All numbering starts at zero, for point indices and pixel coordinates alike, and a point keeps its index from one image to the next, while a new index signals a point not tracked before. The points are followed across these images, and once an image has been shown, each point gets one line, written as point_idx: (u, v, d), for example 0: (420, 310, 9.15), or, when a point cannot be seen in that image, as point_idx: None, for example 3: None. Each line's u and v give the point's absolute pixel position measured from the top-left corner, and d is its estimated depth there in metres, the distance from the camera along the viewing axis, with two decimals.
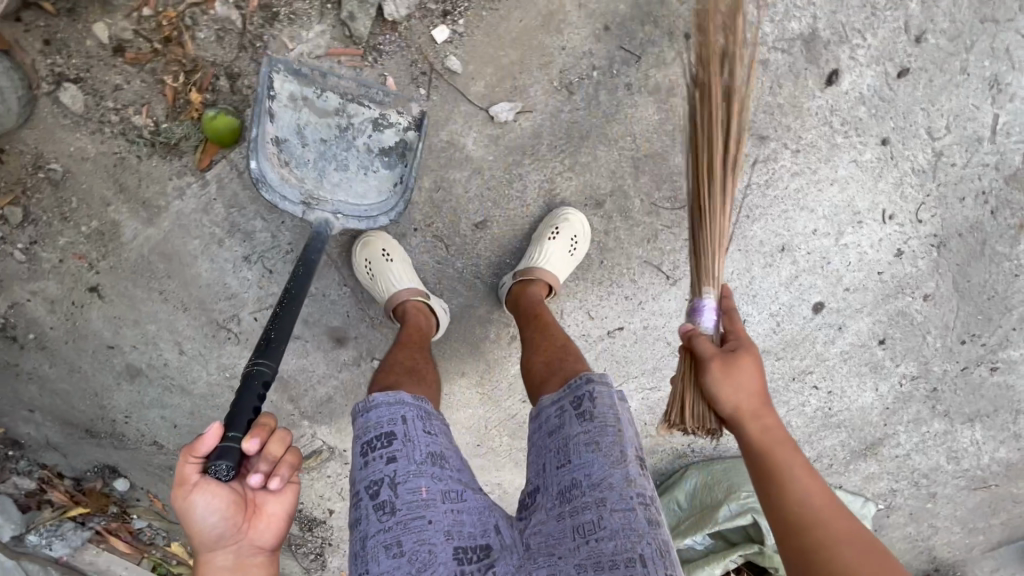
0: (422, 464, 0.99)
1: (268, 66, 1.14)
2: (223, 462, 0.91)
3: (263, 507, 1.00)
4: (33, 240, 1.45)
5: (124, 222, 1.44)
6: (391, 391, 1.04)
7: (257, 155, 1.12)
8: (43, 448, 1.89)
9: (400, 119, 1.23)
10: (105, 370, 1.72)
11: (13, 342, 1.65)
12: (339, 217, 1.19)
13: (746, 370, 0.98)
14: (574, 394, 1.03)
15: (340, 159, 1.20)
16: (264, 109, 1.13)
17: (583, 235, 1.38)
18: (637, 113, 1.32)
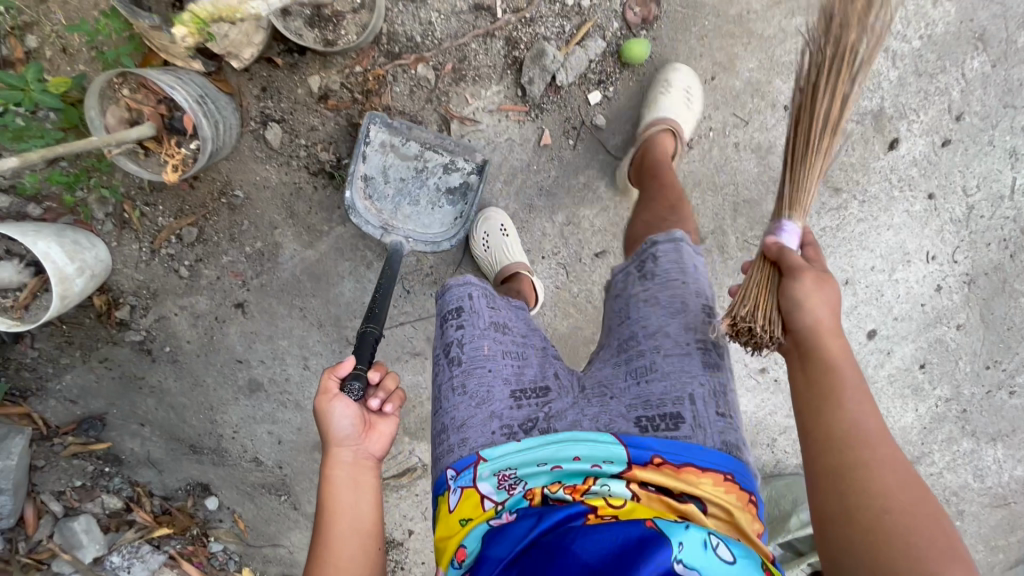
0: (484, 330, 1.11)
1: (368, 120, 1.38)
2: (356, 379, 1.04)
3: (379, 426, 1.06)
4: (199, 258, 1.60)
5: (285, 245, 1.61)
6: (461, 277, 1.15)
7: (349, 187, 1.39)
8: (140, 464, 1.92)
9: (466, 164, 1.43)
10: (227, 384, 1.82)
11: (147, 355, 1.75)
12: (410, 241, 1.41)
13: (830, 291, 0.95)
14: (639, 258, 1.16)
15: (415, 196, 1.44)
16: (358, 154, 1.38)
17: (693, 84, 1.48)
18: (739, 167, 1.61)
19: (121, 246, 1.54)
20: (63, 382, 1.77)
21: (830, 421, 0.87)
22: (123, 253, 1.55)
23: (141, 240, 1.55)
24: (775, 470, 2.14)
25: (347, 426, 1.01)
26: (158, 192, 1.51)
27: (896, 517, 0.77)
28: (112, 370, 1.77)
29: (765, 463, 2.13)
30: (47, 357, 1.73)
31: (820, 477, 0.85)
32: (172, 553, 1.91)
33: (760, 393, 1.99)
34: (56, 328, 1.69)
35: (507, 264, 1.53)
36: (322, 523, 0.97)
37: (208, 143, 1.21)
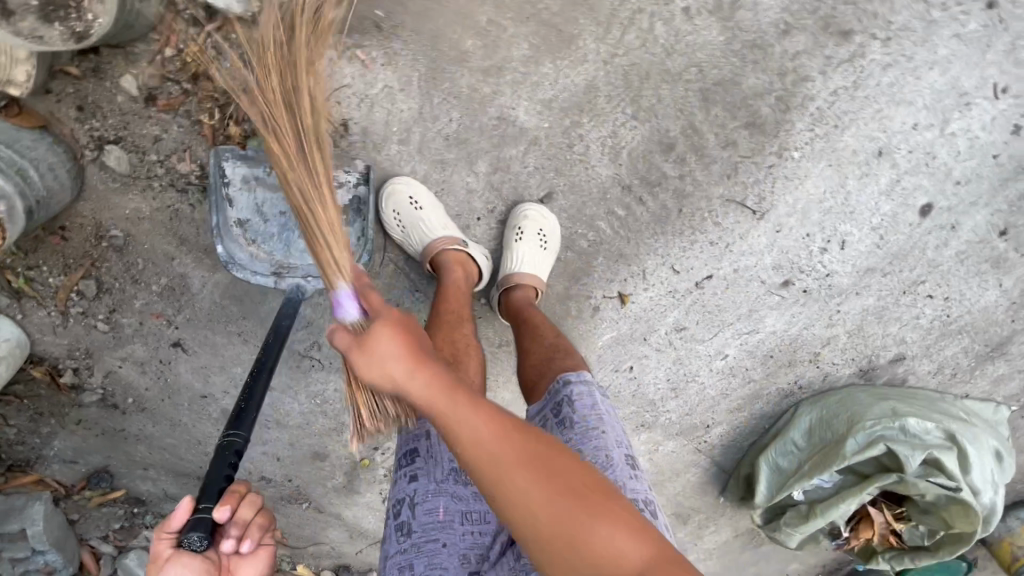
0: (441, 484, 1.15)
1: (217, 155, 1.16)
2: (196, 532, 0.94)
3: (239, 570, 1.04)
4: (112, 308, 1.45)
5: (192, 273, 1.42)
6: (420, 409, 1.21)
7: (222, 241, 1.17)
8: (163, 499, 1.98)
9: (349, 175, 1.18)
10: (204, 419, 1.74)
11: (115, 409, 1.69)
12: (309, 279, 1.19)
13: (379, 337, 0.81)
14: (557, 400, 1.13)
15: (303, 226, 1.20)
16: (219, 199, 1.16)
17: (548, 227, 1.32)
18: (699, 40, 1.21)
19: (29, 316, 1.42)
20: (54, 447, 1.77)
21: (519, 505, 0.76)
22: (34, 323, 1.43)
23: (45, 305, 1.41)
24: (825, 385, 1.85)
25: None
26: (35, 252, 1.34)
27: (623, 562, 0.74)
28: (92, 428, 1.74)
29: (810, 380, 1.84)
30: (28, 430, 1.71)
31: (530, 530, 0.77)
32: None
33: (788, 309, 1.64)
34: (18, 403, 1.65)
35: (430, 242, 1.27)
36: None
37: (19, 217, 1.03)
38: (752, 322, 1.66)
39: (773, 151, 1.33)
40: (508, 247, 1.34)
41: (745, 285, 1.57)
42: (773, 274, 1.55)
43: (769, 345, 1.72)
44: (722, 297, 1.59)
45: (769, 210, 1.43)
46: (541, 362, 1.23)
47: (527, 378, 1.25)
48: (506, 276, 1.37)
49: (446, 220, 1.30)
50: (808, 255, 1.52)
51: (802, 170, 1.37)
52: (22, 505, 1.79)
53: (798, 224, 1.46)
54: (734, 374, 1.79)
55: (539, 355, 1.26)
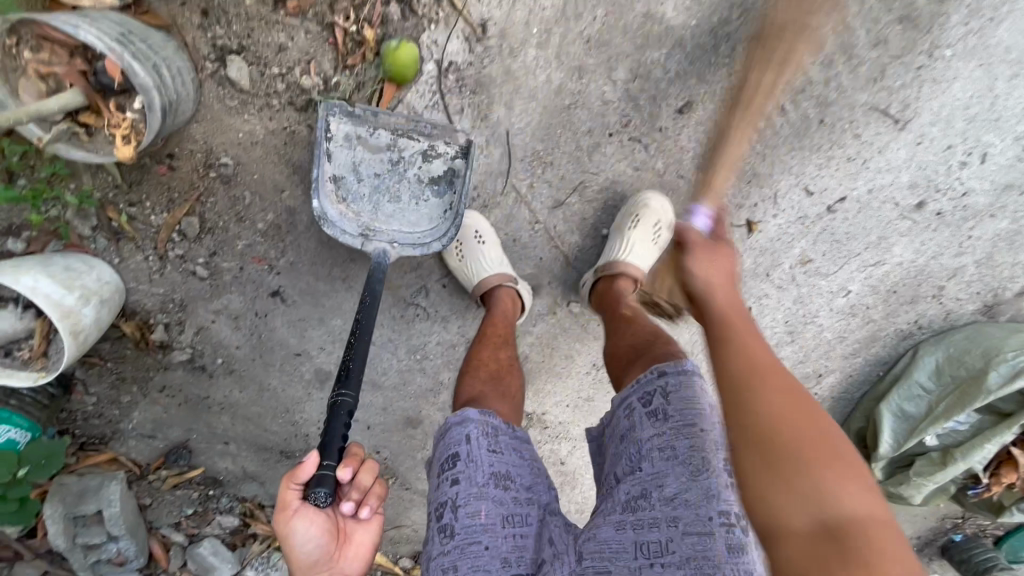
0: (484, 486, 0.99)
1: (324, 109, 1.16)
2: (321, 488, 0.96)
3: (353, 534, 1.08)
4: (213, 250, 1.35)
5: (300, 207, 1.33)
6: (459, 412, 1.06)
7: (316, 194, 1.16)
8: (241, 480, 1.86)
9: (448, 147, 1.22)
10: (294, 381, 1.63)
11: (202, 373, 1.57)
12: (395, 246, 1.21)
13: (725, 259, 0.98)
14: (645, 390, 1.00)
15: (394, 191, 1.22)
16: (320, 152, 1.16)
17: (667, 218, 1.32)
18: None
19: (125, 261, 1.31)
20: (133, 420, 1.64)
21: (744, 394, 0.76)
22: (131, 268, 1.33)
23: (143, 248, 1.31)
24: (946, 324, 1.75)
25: (312, 544, 1.01)
26: (140, 186, 1.25)
27: (827, 531, 0.64)
28: (175, 397, 1.62)
29: (931, 318, 1.74)
30: (108, 400, 1.59)
31: (760, 446, 0.72)
32: None
33: (919, 237, 1.54)
34: (100, 368, 1.53)
35: (482, 278, 1.35)
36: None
37: (156, 116, 0.95)
38: (879, 252, 1.57)
39: (923, 51, 1.28)
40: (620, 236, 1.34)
41: (877, 209, 1.48)
42: (908, 195, 1.46)
43: (895, 279, 1.62)
44: (851, 224, 1.50)
45: (912, 119, 1.35)
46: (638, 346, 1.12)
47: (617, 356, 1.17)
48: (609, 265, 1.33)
49: (499, 258, 1.37)
50: (947, 171, 1.43)
51: (950, 71, 1.30)
52: (97, 486, 1.66)
53: (940, 134, 1.37)
54: (854, 314, 1.69)
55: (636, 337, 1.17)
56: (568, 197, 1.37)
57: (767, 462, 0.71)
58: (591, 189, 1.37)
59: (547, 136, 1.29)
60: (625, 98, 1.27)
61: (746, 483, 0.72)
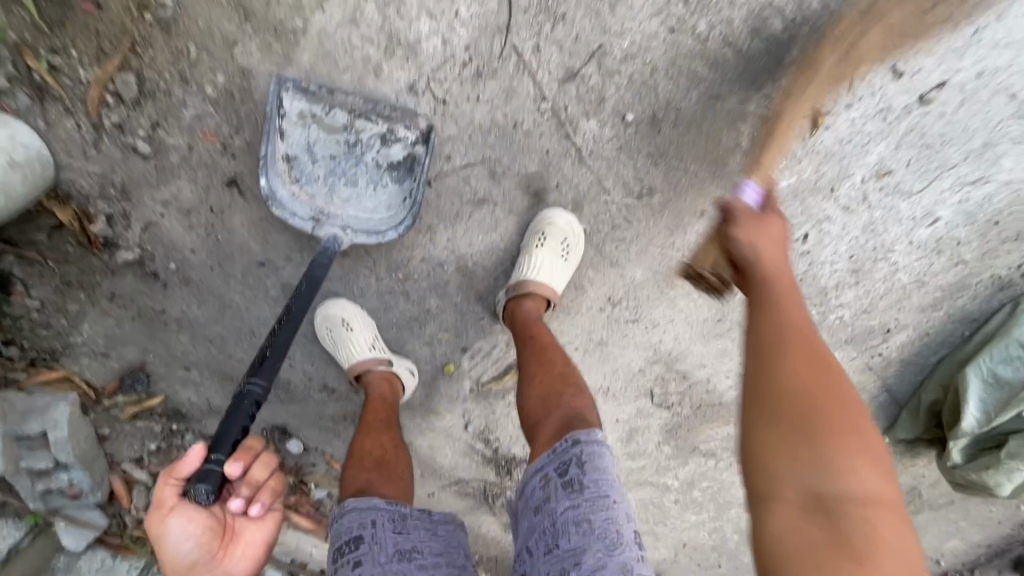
0: (387, 565, 1.06)
1: (278, 84, 1.07)
2: (202, 483, 0.90)
3: (241, 533, 1.07)
4: (155, 121, 1.14)
5: (256, 68, 1.09)
6: (362, 498, 1.16)
7: (266, 171, 1.12)
8: (206, 416, 1.66)
9: (407, 132, 1.15)
10: (260, 298, 1.41)
11: (155, 281, 1.38)
12: (348, 232, 1.19)
13: (774, 228, 0.95)
14: (562, 459, 0.99)
15: (350, 174, 1.18)
16: (272, 130, 1.10)
17: (574, 236, 1.24)
18: None
19: (53, 127, 1.12)
20: (84, 333, 1.47)
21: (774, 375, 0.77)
22: (61, 139, 1.13)
23: (73, 113, 1.11)
24: None
25: (189, 544, 0.99)
26: (63, 28, 1.04)
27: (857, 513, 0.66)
28: (127, 309, 1.43)
29: None
30: (53, 307, 1.41)
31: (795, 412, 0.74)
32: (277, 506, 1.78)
33: None
34: (41, 267, 1.34)
35: (355, 362, 1.39)
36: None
37: None
38: (983, 166, 1.23)
39: None
40: (529, 252, 1.26)
41: (993, 103, 1.14)
42: None
43: (998, 205, 1.28)
44: (951, 123, 1.17)
45: None
46: (551, 394, 1.16)
47: (530, 412, 1.17)
48: (522, 282, 1.28)
49: (371, 339, 1.40)
50: None
51: None
52: (45, 406, 1.49)
53: None
54: (939, 251, 1.36)
55: (546, 380, 1.19)
56: (583, 67, 1.09)
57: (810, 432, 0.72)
58: (613, 57, 1.08)
59: None
60: None
61: (776, 455, 0.72)
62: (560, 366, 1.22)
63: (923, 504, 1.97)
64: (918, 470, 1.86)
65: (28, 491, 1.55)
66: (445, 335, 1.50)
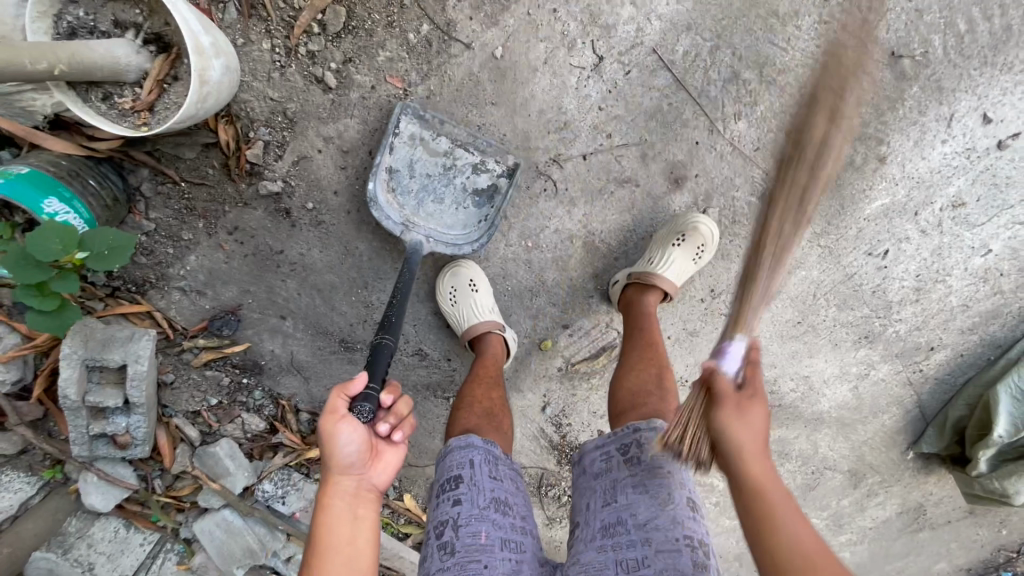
0: (485, 510, 0.98)
1: (399, 108, 1.20)
2: (367, 402, 0.93)
3: (385, 454, 0.96)
4: (348, 57, 1.20)
5: (461, 24, 1.20)
6: (462, 436, 1.07)
7: (372, 177, 1.20)
8: (282, 371, 1.59)
9: (496, 165, 1.26)
10: (384, 250, 1.43)
11: (283, 218, 1.36)
12: (430, 241, 1.24)
13: (756, 414, 0.81)
14: (622, 440, 1.02)
15: (440, 193, 1.26)
16: (384, 143, 1.21)
17: (710, 242, 1.35)
18: None
19: (250, 45, 1.15)
20: (187, 266, 1.41)
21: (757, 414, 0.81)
22: (251, 57, 1.16)
23: (273, 35, 1.16)
24: None
25: (354, 456, 0.91)
26: None
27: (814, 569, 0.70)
28: (243, 245, 1.39)
29: None
30: (166, 232, 1.35)
31: (754, 515, 0.76)
32: None
33: None
34: (171, 188, 1.30)
35: (474, 324, 1.40)
36: (316, 548, 0.89)
37: None
38: None
39: None
40: (660, 246, 1.36)
41: None
42: None
43: None
44: (1015, 168, 1.41)
45: None
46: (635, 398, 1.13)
47: (617, 401, 1.15)
48: (648, 273, 1.34)
49: (491, 305, 1.43)
50: None
51: None
52: (125, 338, 1.38)
53: None
54: (985, 280, 1.58)
55: (641, 373, 1.19)
56: (745, 72, 1.27)
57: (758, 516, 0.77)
58: (773, 68, 1.27)
59: None
60: None
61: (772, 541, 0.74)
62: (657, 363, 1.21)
63: (936, 538, 2.05)
64: (927, 487, 1.96)
65: (78, 432, 1.39)
66: (552, 309, 1.54)
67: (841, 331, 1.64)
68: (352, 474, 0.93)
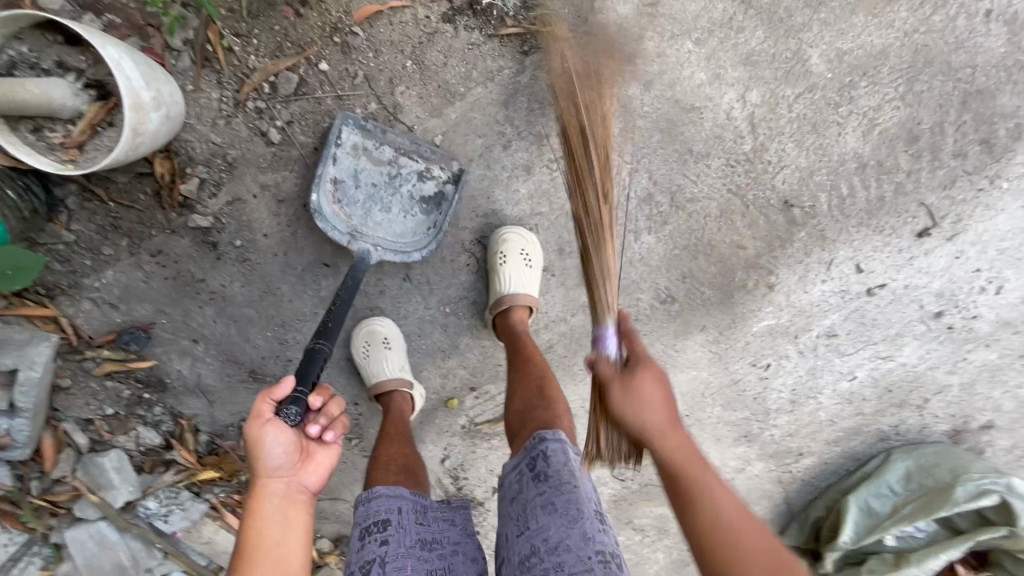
0: (412, 548, 1.03)
1: (340, 119, 1.22)
2: (294, 406, 0.96)
3: (316, 454, 1.00)
4: (293, 118, 1.25)
5: (406, 107, 1.27)
6: (391, 486, 1.10)
7: (316, 190, 1.22)
8: (187, 392, 1.60)
9: (441, 172, 1.29)
10: (307, 294, 1.48)
11: (209, 250, 1.39)
12: (379, 249, 1.26)
13: (650, 389, 0.91)
14: (531, 456, 1.04)
15: (385, 202, 1.28)
16: (327, 154, 1.22)
17: (529, 245, 1.39)
18: (984, 44, 1.28)
19: (199, 92, 1.20)
20: (102, 279, 1.41)
21: (644, 386, 0.91)
22: (198, 103, 1.21)
23: (224, 87, 1.21)
24: (917, 437, 1.83)
25: (280, 459, 0.95)
26: (255, 21, 1.19)
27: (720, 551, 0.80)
28: (165, 268, 1.41)
29: (908, 427, 1.82)
30: (86, 245, 1.36)
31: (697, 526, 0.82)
32: (212, 504, 1.72)
33: (926, 345, 1.67)
34: (98, 205, 1.32)
35: (383, 380, 1.46)
36: (246, 555, 0.91)
37: None
38: (891, 347, 1.67)
39: (990, 175, 1.41)
40: (495, 271, 1.38)
41: (905, 306, 1.60)
42: (932, 302, 1.59)
43: (893, 378, 1.72)
44: (880, 312, 1.60)
45: (960, 233, 1.49)
46: (524, 410, 1.17)
47: (511, 424, 1.18)
48: (498, 299, 1.38)
49: (403, 364, 1.48)
50: (968, 291, 1.58)
51: (1001, 203, 1.45)
52: (24, 341, 1.38)
53: (975, 256, 1.53)
54: (849, 401, 1.77)
55: (523, 391, 1.21)
56: (660, 195, 1.40)
57: (699, 523, 0.82)
58: (685, 194, 1.40)
59: (665, 127, 1.33)
60: (754, 114, 1.32)
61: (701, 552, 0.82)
62: (537, 376, 1.24)
63: None
64: None
65: None
66: (462, 371, 1.62)
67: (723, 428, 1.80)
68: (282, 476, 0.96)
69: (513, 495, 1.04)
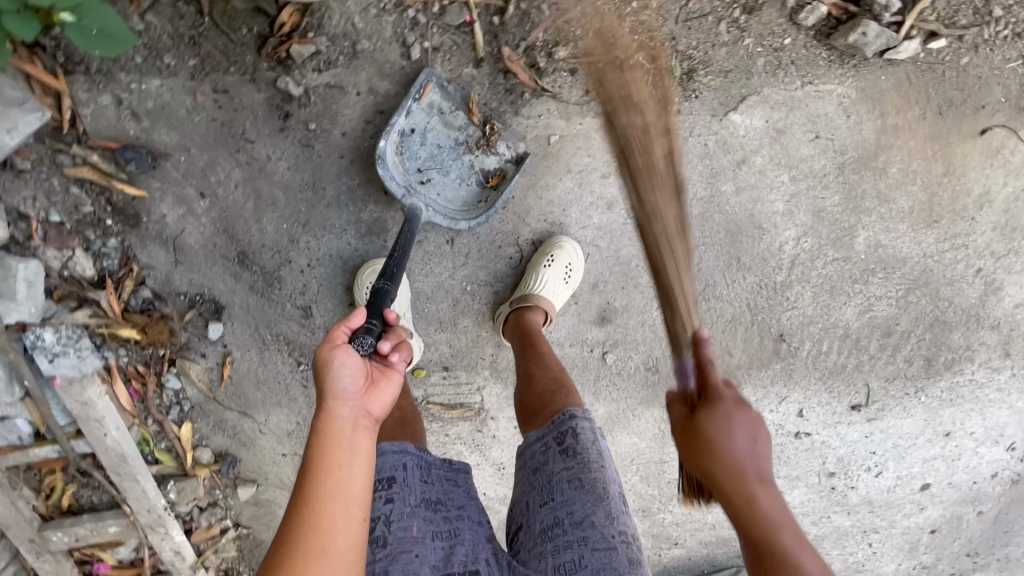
0: (416, 508, 1.05)
1: (425, 74, 1.26)
2: (367, 335, 0.89)
3: (382, 382, 0.88)
4: (438, 49, 1.29)
5: (542, 99, 1.34)
6: (397, 443, 1.13)
7: (385, 137, 1.26)
8: (156, 240, 1.41)
9: (506, 150, 1.34)
10: (346, 209, 1.41)
11: (276, 116, 1.31)
12: (429, 209, 1.29)
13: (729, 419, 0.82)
14: (558, 429, 1.11)
15: (444, 166, 1.33)
16: (403, 105, 1.26)
17: (576, 263, 1.44)
18: (960, 290, 1.59)
19: None
20: (143, 84, 1.26)
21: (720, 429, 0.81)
22: None
23: None
24: None
25: (348, 382, 0.84)
26: None
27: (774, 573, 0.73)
28: (219, 110, 1.29)
29: None
30: (150, 43, 1.22)
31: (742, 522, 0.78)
32: (107, 364, 1.45)
33: (810, 493, 1.93)
34: (190, 13, 1.21)
35: None
36: (306, 491, 0.77)
37: None
38: (787, 485, 1.92)
39: (918, 385, 1.74)
40: (535, 268, 1.44)
41: (813, 457, 1.86)
42: (832, 463, 1.88)
43: None
44: (794, 454, 1.85)
45: (878, 419, 1.79)
46: (541, 395, 1.22)
47: (525, 406, 1.23)
48: (525, 294, 1.44)
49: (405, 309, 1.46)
50: (859, 465, 1.89)
51: (914, 409, 1.78)
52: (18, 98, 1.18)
53: (878, 440, 1.84)
54: None
55: (539, 380, 1.26)
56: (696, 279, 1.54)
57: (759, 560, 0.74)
58: (715, 290, 1.56)
59: (729, 229, 1.49)
60: (798, 257, 1.52)
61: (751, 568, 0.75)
62: (555, 369, 1.30)
63: None
64: None
65: None
66: (445, 347, 1.61)
67: (630, 496, 1.91)
68: (349, 403, 0.83)
69: (536, 466, 1.11)
